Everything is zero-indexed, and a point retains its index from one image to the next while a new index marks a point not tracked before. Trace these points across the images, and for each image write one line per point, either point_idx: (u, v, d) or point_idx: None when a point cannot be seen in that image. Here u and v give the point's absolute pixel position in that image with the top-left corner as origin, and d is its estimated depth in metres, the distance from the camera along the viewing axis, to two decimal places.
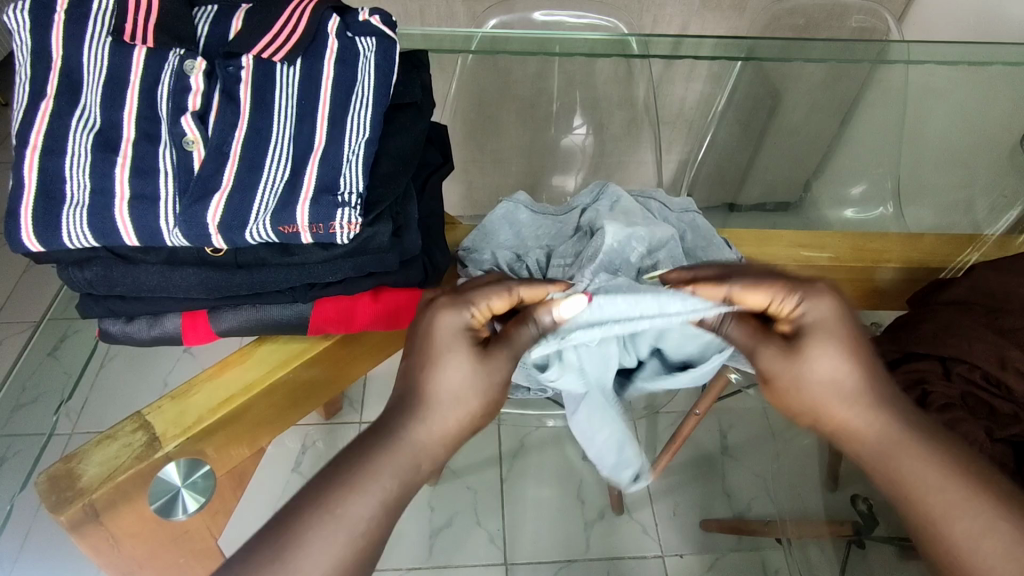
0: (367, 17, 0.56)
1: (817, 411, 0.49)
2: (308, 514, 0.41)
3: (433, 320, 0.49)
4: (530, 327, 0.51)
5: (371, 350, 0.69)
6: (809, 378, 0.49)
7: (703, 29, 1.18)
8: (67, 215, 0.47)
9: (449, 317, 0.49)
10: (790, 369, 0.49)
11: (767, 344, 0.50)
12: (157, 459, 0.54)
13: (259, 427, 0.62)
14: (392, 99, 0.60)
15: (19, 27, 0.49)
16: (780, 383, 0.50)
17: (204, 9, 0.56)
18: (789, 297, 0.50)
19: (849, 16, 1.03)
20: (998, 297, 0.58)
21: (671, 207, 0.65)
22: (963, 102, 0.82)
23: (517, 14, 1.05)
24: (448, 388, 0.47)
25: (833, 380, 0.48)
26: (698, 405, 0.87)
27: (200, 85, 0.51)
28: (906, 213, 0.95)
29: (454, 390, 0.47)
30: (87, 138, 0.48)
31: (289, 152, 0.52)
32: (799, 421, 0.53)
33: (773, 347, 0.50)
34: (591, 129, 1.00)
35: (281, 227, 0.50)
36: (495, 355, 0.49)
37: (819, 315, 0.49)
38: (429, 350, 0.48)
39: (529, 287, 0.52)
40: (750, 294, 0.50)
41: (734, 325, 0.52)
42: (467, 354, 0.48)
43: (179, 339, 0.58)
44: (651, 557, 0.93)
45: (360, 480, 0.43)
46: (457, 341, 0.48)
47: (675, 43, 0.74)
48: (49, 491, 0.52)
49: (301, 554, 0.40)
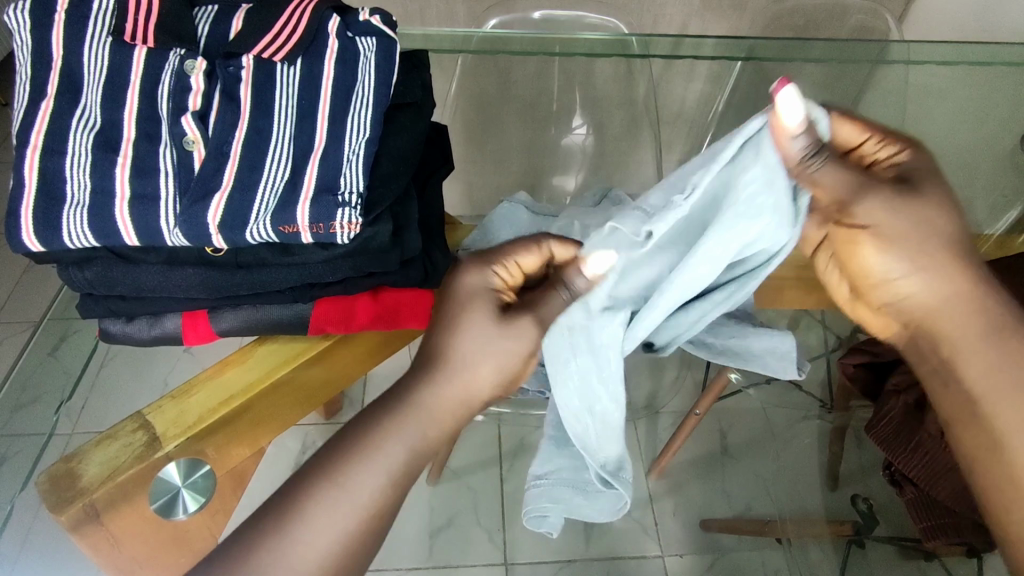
0: (367, 17, 0.56)
1: (918, 268, 0.47)
2: (299, 510, 0.43)
3: (458, 280, 0.52)
4: (562, 291, 0.52)
5: (372, 349, 0.68)
6: (895, 252, 0.46)
7: (703, 29, 1.18)
8: (67, 215, 0.47)
9: (473, 277, 0.52)
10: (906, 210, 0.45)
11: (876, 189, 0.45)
12: (157, 459, 0.55)
13: (260, 427, 0.62)
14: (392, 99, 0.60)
15: (19, 27, 0.49)
16: (892, 230, 0.46)
17: (204, 9, 0.57)
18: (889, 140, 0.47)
19: (849, 16, 1.03)
20: None
21: None
22: (962, 102, 0.82)
23: (517, 14, 1.05)
24: (467, 346, 0.49)
25: (935, 226, 0.46)
26: (698, 404, 0.86)
27: (201, 85, 0.51)
28: None
29: (481, 343, 0.49)
30: (87, 138, 0.48)
31: (290, 152, 0.52)
32: (875, 296, 0.50)
33: (886, 189, 0.45)
34: (591, 129, 1.00)
35: (281, 227, 0.50)
36: (519, 320, 0.50)
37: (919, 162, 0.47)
38: (453, 305, 0.51)
39: (562, 245, 0.53)
40: (850, 124, 0.46)
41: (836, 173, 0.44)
42: (489, 313, 0.50)
43: (179, 339, 0.58)
44: (651, 557, 0.92)
45: (364, 450, 0.45)
46: (480, 300, 0.51)
47: (674, 43, 0.74)
48: (50, 490, 0.52)
49: (305, 524, 0.42)
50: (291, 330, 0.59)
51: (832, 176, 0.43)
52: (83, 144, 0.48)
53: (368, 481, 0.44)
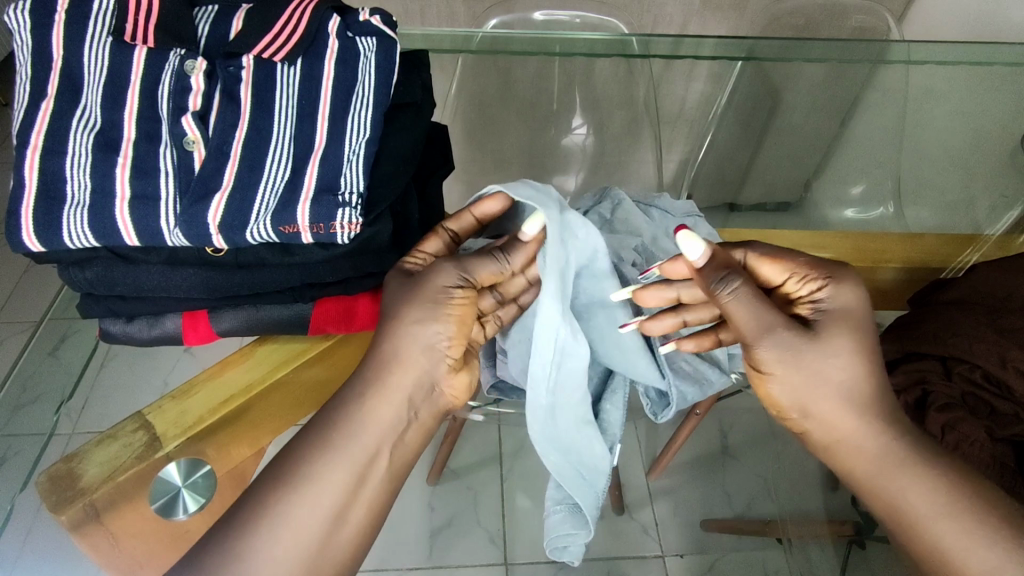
0: (367, 17, 0.56)
1: (835, 419, 0.50)
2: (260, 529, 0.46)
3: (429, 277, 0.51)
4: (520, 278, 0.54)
5: (371, 350, 0.68)
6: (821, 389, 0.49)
7: (703, 29, 1.18)
8: (67, 215, 0.47)
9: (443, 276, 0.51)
10: (812, 351, 0.49)
11: (787, 327, 0.49)
12: (157, 459, 0.55)
13: (259, 427, 0.62)
14: (392, 99, 0.60)
15: (19, 27, 0.49)
16: (781, 371, 0.49)
17: (204, 9, 0.57)
18: (818, 279, 0.51)
19: (849, 16, 1.03)
20: (999, 297, 0.58)
21: (671, 212, 0.65)
22: (962, 102, 0.82)
23: (517, 14, 1.05)
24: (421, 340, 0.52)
25: (840, 379, 0.49)
26: (699, 404, 0.86)
27: (201, 85, 0.51)
28: (906, 213, 0.95)
29: (427, 342, 0.52)
30: (87, 138, 0.48)
31: (290, 152, 0.52)
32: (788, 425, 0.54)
33: (796, 330, 0.49)
34: (591, 130, 1.00)
35: (281, 227, 0.50)
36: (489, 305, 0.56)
37: (841, 303, 0.51)
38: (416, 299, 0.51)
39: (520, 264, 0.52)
40: (765, 264, 0.54)
41: (744, 291, 0.48)
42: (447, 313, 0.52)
43: (179, 339, 0.58)
44: (651, 557, 0.92)
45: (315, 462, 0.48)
46: (441, 305, 0.51)
47: (674, 44, 0.74)
48: (50, 490, 0.52)
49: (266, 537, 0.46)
50: (291, 329, 0.59)
51: (739, 304, 0.48)
52: (84, 144, 0.48)
53: (327, 477, 0.48)
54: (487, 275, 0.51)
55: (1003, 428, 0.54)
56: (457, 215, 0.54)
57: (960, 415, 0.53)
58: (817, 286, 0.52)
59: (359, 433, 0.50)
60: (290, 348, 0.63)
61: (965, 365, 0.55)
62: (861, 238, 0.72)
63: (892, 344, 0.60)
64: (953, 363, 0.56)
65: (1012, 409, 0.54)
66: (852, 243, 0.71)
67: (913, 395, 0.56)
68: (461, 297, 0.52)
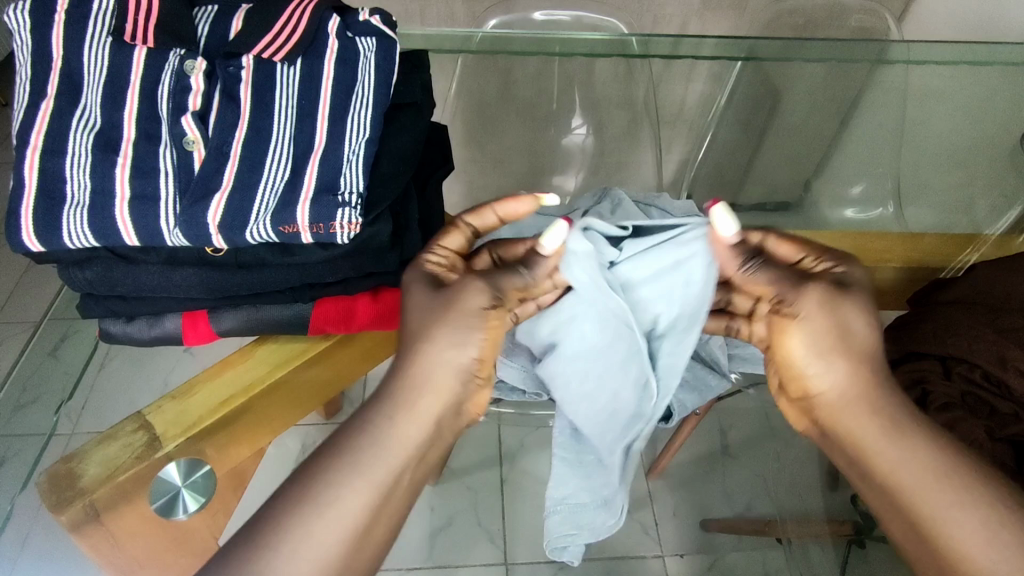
0: (367, 17, 0.56)
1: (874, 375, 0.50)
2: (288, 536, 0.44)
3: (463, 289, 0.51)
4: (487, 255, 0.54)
5: (371, 350, 0.68)
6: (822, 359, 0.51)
7: (703, 29, 1.18)
8: (67, 215, 0.47)
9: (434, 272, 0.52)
10: (835, 309, 0.50)
11: (815, 283, 0.50)
12: (157, 459, 0.55)
13: (259, 427, 0.62)
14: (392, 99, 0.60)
15: (19, 27, 0.49)
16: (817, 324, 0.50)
17: (204, 9, 0.57)
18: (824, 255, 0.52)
19: (848, 16, 1.03)
20: (1000, 297, 0.58)
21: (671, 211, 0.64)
22: (962, 103, 0.82)
23: (517, 14, 1.05)
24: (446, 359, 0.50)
25: (868, 334, 0.50)
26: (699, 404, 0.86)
27: (201, 86, 0.51)
28: (906, 213, 0.94)
29: (451, 358, 0.50)
30: (87, 138, 0.48)
31: (290, 152, 0.52)
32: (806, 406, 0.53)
33: (822, 286, 0.50)
34: (591, 129, 1.00)
35: (281, 227, 0.50)
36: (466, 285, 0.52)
37: (858, 278, 0.51)
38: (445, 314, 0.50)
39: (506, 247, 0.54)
40: (783, 244, 0.53)
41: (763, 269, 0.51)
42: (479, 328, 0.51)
43: (180, 339, 0.58)
44: (651, 556, 0.91)
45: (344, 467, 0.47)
46: (468, 317, 0.50)
47: (674, 43, 0.74)
48: (49, 491, 0.53)
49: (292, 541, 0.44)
50: (290, 329, 0.59)
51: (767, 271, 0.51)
52: (83, 144, 0.48)
53: (359, 490, 0.46)
54: (512, 288, 0.51)
55: (1002, 427, 0.53)
56: (480, 212, 0.53)
57: (961, 415, 0.53)
58: (831, 263, 0.52)
59: (388, 436, 0.48)
60: (290, 347, 0.62)
61: (964, 365, 0.55)
62: (862, 237, 0.72)
63: (893, 344, 0.60)
64: (953, 363, 0.56)
65: (1012, 409, 0.54)
66: (853, 244, 0.71)
67: (913, 394, 0.56)
68: (492, 312, 0.51)
